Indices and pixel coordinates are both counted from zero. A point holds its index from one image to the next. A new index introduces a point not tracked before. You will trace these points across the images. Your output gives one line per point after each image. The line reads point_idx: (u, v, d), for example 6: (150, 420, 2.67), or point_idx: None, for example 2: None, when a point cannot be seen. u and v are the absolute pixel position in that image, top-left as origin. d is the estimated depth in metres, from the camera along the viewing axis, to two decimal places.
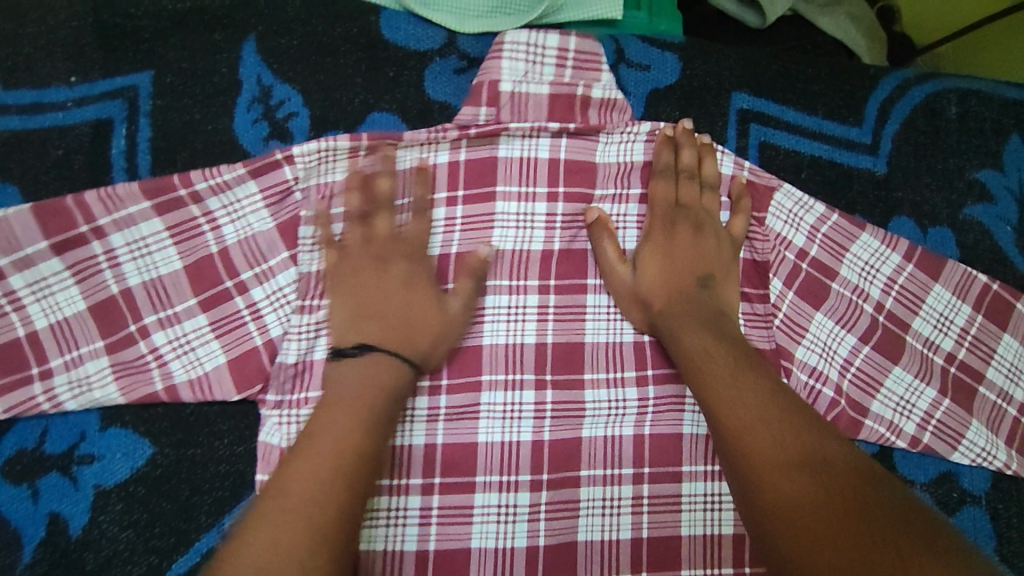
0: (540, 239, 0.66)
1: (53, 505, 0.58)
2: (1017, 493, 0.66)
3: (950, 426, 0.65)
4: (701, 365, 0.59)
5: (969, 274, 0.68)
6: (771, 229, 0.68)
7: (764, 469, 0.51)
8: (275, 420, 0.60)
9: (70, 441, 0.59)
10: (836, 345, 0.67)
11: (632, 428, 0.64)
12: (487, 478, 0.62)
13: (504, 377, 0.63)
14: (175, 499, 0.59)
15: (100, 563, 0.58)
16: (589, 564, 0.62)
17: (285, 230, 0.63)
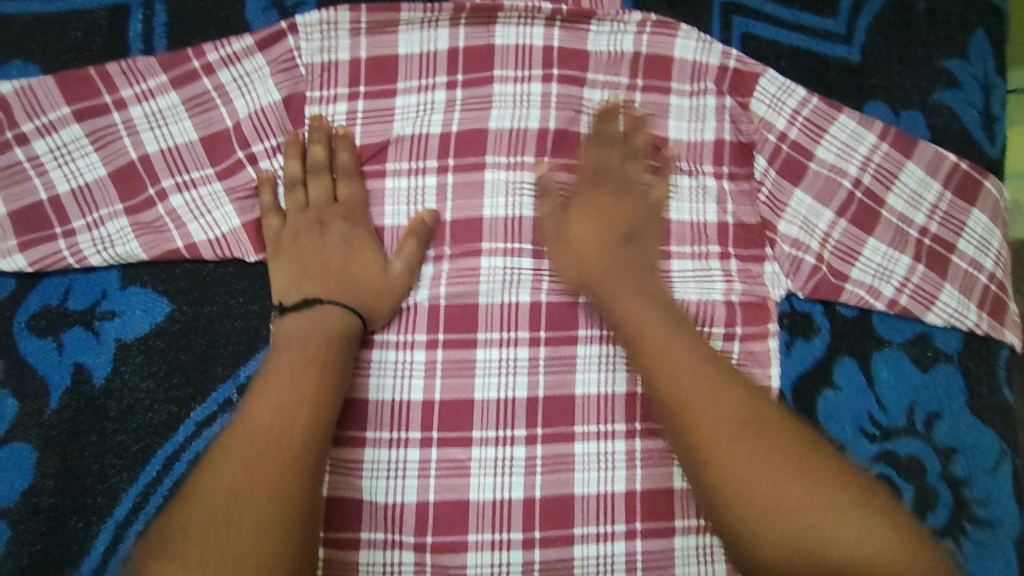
0: (537, 116, 0.69)
1: (78, 356, 0.61)
2: (983, 351, 0.70)
3: (925, 289, 0.70)
4: (630, 313, 0.61)
5: (939, 153, 0.73)
6: (754, 113, 0.72)
7: (694, 412, 0.55)
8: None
9: (92, 298, 0.62)
10: (815, 221, 0.71)
11: None
12: (488, 335, 0.66)
13: (502, 245, 0.67)
14: (192, 352, 0.62)
15: (123, 409, 0.60)
16: (587, 415, 0.65)
17: (291, 106, 0.67)
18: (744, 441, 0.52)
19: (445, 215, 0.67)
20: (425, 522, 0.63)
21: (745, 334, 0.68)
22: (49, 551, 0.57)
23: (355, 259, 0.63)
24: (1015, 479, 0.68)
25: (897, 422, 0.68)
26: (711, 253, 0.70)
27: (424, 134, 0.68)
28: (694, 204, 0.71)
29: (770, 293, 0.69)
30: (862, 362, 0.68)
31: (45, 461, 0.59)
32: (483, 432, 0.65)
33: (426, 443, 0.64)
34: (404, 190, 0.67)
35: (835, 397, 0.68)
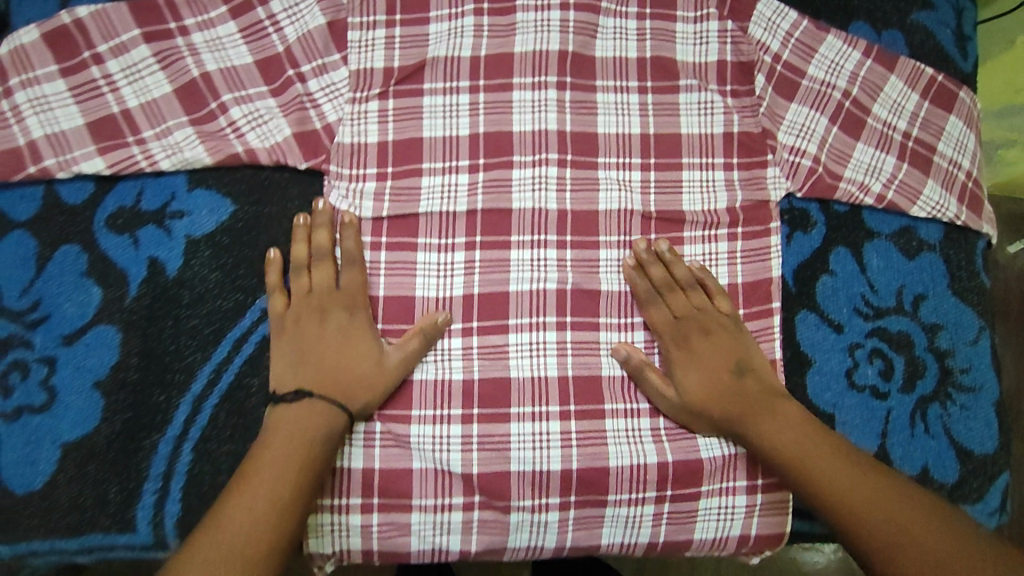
0: (557, 40, 0.76)
1: (152, 251, 0.67)
2: (963, 240, 0.78)
3: (910, 184, 0.78)
4: (753, 406, 0.68)
5: (918, 68, 0.81)
6: (753, 36, 0.79)
7: (807, 468, 0.64)
8: (343, 189, 0.70)
9: (163, 199, 0.68)
10: (812, 125, 0.78)
11: (640, 204, 0.74)
12: (521, 238, 0.71)
13: (530, 158, 0.73)
14: (255, 246, 0.68)
15: (195, 297, 0.67)
16: (611, 309, 0.71)
17: (336, 33, 0.73)
18: (865, 503, 0.62)
19: (477, 129, 0.73)
20: (471, 396, 0.69)
21: (746, 233, 0.75)
22: (136, 420, 0.64)
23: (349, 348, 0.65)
24: (991, 351, 0.76)
25: (887, 302, 0.75)
26: (716, 164, 0.76)
27: (456, 56, 0.74)
28: (701, 119, 0.77)
29: (772, 196, 0.76)
30: (855, 251, 0.76)
31: (129, 342, 0.65)
32: (519, 319, 0.70)
33: (468, 332, 0.70)
34: (439, 106, 0.73)
35: (832, 281, 0.75)
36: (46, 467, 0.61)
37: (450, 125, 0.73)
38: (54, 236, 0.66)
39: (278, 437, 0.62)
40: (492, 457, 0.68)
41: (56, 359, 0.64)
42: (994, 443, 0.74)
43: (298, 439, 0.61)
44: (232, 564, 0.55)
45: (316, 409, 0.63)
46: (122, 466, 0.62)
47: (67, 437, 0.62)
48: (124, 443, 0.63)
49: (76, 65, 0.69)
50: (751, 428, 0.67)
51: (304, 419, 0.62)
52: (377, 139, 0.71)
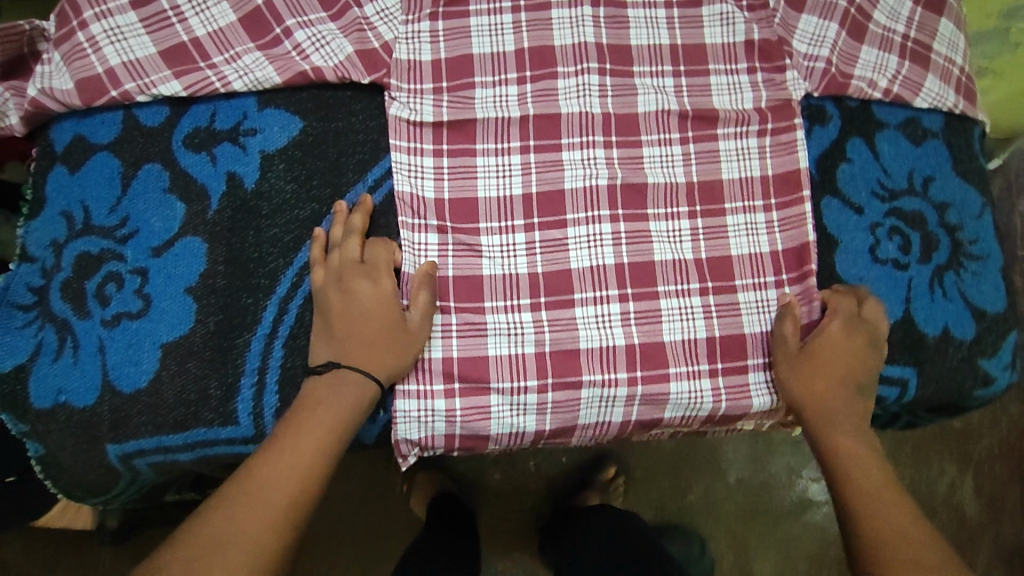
0: None
1: (229, 166, 0.71)
2: (962, 127, 0.87)
3: (912, 79, 0.85)
4: (838, 418, 0.73)
5: None
6: None
7: (852, 473, 0.70)
8: (403, 99, 0.75)
9: (235, 119, 0.72)
10: (824, 33, 0.84)
11: (676, 103, 0.81)
12: (570, 140, 0.77)
13: (573, 68, 0.79)
14: (325, 159, 0.73)
15: (273, 207, 0.71)
16: (657, 199, 0.78)
17: None
18: (883, 508, 0.66)
19: (522, 44, 0.78)
20: (538, 286, 0.74)
21: (777, 129, 0.82)
22: (229, 321, 0.67)
23: (371, 315, 0.67)
24: (994, 225, 0.85)
25: (900, 185, 0.83)
26: (741, 69, 0.83)
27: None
28: (724, 30, 0.83)
29: (792, 95, 0.82)
30: (868, 140, 0.83)
31: (215, 250, 0.69)
32: (575, 215, 0.76)
33: (530, 229, 0.75)
34: (486, 25, 0.78)
35: (850, 168, 0.82)
36: (149, 366, 0.65)
37: (496, 42, 0.78)
38: (136, 155, 0.69)
39: (314, 410, 0.64)
40: (562, 337, 0.74)
41: (148, 269, 0.67)
42: (1003, 304, 0.82)
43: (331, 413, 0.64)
44: (262, 512, 0.57)
45: (348, 384, 0.65)
46: (219, 364, 0.66)
47: (167, 337, 0.66)
48: (220, 341, 0.67)
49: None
50: (827, 432, 0.73)
51: (339, 397, 0.65)
52: (431, 57, 0.76)
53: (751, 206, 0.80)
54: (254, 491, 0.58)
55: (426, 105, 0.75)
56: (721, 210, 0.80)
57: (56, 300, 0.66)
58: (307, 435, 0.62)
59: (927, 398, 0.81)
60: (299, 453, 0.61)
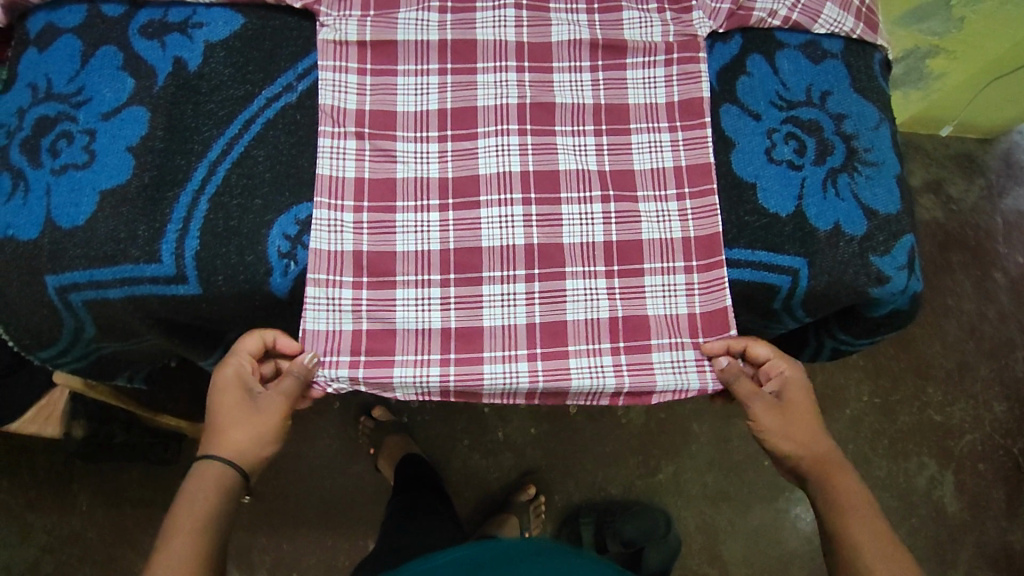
0: None
1: (177, 52, 0.81)
2: (861, 51, 0.92)
3: (811, 6, 0.91)
4: (829, 463, 0.83)
5: None
6: None
7: (827, 486, 0.81)
8: (331, 23, 0.83)
9: (186, 15, 0.82)
10: None
11: (587, 32, 0.87)
12: (485, 65, 0.85)
13: (492, 3, 0.86)
14: (261, 50, 0.82)
15: (213, 86, 0.80)
16: (564, 117, 0.85)
17: None
18: (853, 513, 0.78)
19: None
20: (447, 188, 0.82)
21: (682, 59, 0.87)
22: (161, 177, 0.76)
23: (223, 409, 0.79)
24: (891, 137, 0.89)
25: (799, 97, 0.89)
26: (652, 9, 0.89)
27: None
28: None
29: (697, 32, 0.88)
30: (768, 58, 0.90)
31: (156, 118, 0.78)
32: (485, 128, 0.83)
33: (443, 139, 0.83)
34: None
35: (750, 81, 0.89)
36: (88, 207, 0.73)
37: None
38: (96, 38, 0.80)
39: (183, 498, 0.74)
40: (466, 236, 0.81)
41: (96, 130, 0.76)
42: (897, 207, 0.86)
43: (202, 498, 0.74)
44: (218, 503, 0.75)
45: (212, 470, 0.77)
46: (149, 211, 0.74)
47: (105, 185, 0.74)
48: (152, 193, 0.75)
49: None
50: (828, 479, 0.82)
51: (203, 486, 0.75)
52: None
53: (654, 128, 0.86)
54: (211, 492, 0.75)
55: (351, 25, 0.83)
56: (627, 130, 0.86)
57: (15, 152, 0.76)
58: (180, 530, 0.72)
59: (821, 292, 0.84)
60: (224, 471, 0.77)
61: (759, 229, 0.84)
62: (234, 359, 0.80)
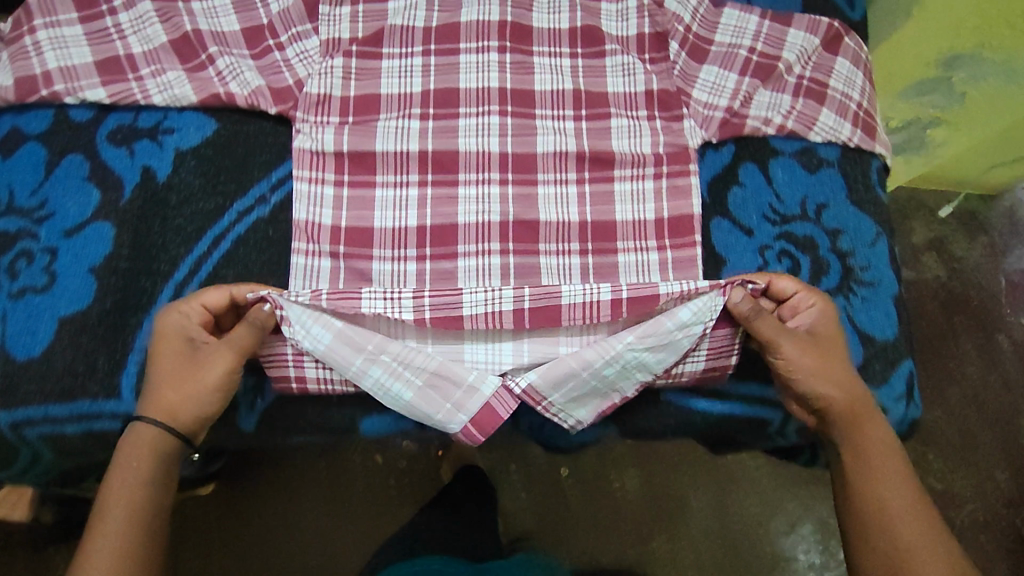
0: (496, 13, 0.87)
1: (146, 160, 0.78)
2: (859, 159, 0.89)
3: (807, 113, 0.88)
4: (860, 406, 0.73)
5: (815, 19, 0.90)
6: (666, 10, 0.88)
7: (865, 445, 0.72)
8: (307, 130, 0.79)
9: (156, 119, 0.79)
10: (723, 82, 0.86)
11: (573, 143, 0.84)
12: (467, 176, 0.81)
13: (475, 110, 0.83)
14: (234, 158, 0.79)
15: (182, 198, 0.77)
16: (549, 234, 0.81)
17: (308, 6, 0.83)
18: (891, 489, 0.69)
19: (428, 86, 0.84)
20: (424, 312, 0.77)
21: (671, 172, 0.84)
22: (125, 301, 0.73)
23: (178, 344, 0.68)
24: (889, 252, 0.86)
25: (792, 210, 0.86)
26: (641, 116, 0.86)
27: (411, 26, 0.85)
28: (626, 79, 0.87)
29: (690, 142, 0.85)
30: (761, 166, 0.87)
31: (122, 235, 0.75)
32: (465, 247, 0.80)
33: (422, 259, 0.79)
34: (396, 67, 0.84)
35: (742, 192, 0.86)
36: (45, 336, 0.70)
37: (404, 84, 0.84)
38: (62, 145, 0.76)
39: (113, 468, 0.65)
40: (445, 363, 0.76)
41: (57, 248, 0.73)
42: (893, 331, 0.83)
43: (132, 496, 0.64)
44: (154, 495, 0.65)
45: (146, 434, 0.66)
46: (110, 340, 0.72)
47: (64, 312, 0.71)
48: (114, 320, 0.72)
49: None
50: (859, 430, 0.72)
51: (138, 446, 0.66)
52: (342, 95, 0.82)
53: (642, 249, 0.82)
54: (141, 486, 0.65)
55: (327, 133, 0.80)
56: (613, 251, 0.82)
57: None
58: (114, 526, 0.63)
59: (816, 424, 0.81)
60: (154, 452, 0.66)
61: (749, 357, 0.81)
62: (176, 309, 0.69)
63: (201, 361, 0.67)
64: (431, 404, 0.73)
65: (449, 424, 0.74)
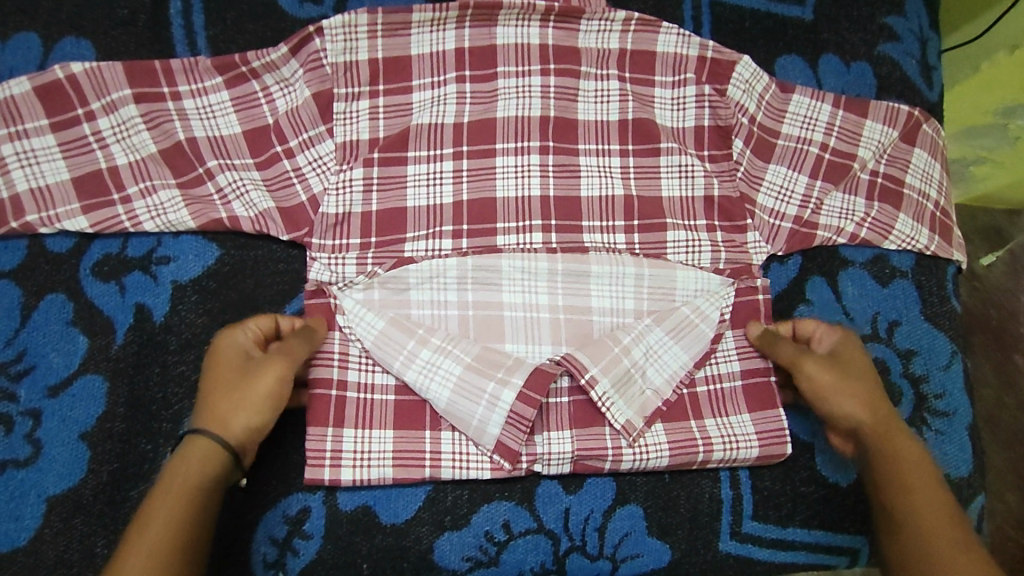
0: (538, 105, 0.74)
1: (139, 297, 0.68)
2: (935, 267, 0.80)
3: (883, 219, 0.77)
4: (890, 433, 0.63)
5: (893, 108, 0.79)
6: (731, 99, 0.76)
7: (897, 455, 0.61)
8: (325, 260, 0.70)
9: (149, 245, 0.70)
10: (792, 186, 0.76)
11: (629, 264, 0.72)
12: (513, 309, 0.71)
13: (515, 225, 0.72)
14: (241, 290, 0.70)
15: (182, 342, 0.68)
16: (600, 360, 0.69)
17: (321, 104, 0.72)
18: (930, 514, 0.58)
19: (461, 197, 0.72)
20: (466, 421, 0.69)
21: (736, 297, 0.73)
22: (123, 471, 0.65)
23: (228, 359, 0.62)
24: (964, 375, 0.78)
25: (863, 329, 0.77)
26: (699, 227, 0.75)
27: (439, 123, 0.73)
28: (682, 182, 0.75)
29: (753, 260, 0.74)
30: (830, 280, 0.78)
31: (115, 390, 0.66)
32: None
33: None
34: (423, 174, 0.73)
35: (809, 310, 0.77)
36: (32, 521, 0.63)
37: (434, 194, 0.72)
38: (40, 285, 0.68)
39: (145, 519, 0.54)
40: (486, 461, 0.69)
41: (42, 411, 0.65)
42: (969, 467, 0.76)
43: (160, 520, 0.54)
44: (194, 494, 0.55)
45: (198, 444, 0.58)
46: (108, 519, 0.64)
47: (53, 490, 0.63)
48: (111, 494, 0.64)
49: (53, 87, 0.68)
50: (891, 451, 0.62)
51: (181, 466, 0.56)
52: (362, 211, 0.71)
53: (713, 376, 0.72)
54: (176, 510, 0.55)
55: (349, 266, 0.70)
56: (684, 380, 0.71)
57: None
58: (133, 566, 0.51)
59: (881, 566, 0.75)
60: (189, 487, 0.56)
61: (816, 503, 0.73)
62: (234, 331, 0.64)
63: (255, 373, 0.61)
64: (469, 408, 0.67)
65: (482, 438, 0.68)
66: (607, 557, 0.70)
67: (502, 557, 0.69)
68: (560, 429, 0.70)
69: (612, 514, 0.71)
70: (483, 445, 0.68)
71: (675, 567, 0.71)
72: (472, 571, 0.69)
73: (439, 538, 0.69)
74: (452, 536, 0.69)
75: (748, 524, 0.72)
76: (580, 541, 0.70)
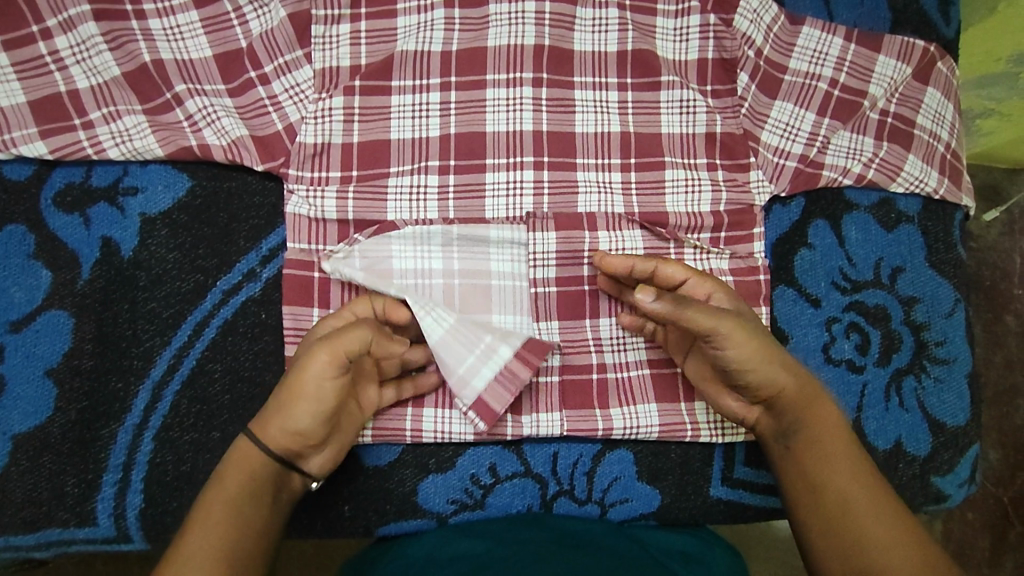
0: (532, 33, 0.70)
1: (105, 231, 0.65)
2: (944, 212, 0.76)
3: (892, 161, 0.74)
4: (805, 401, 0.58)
5: (908, 42, 0.75)
6: (737, 29, 0.71)
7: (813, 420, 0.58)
8: (303, 192, 0.66)
9: (115, 175, 0.65)
10: (798, 123, 0.72)
11: (621, 207, 0.69)
12: (500, 253, 0.67)
13: (505, 160, 0.68)
14: (214, 225, 0.66)
15: (152, 279, 0.64)
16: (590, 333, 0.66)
17: (298, 25, 0.67)
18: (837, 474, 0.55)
19: (449, 130, 0.68)
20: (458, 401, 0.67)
21: (729, 238, 0.70)
22: (93, 409, 0.62)
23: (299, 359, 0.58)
24: (966, 323, 0.76)
25: (865, 276, 0.75)
26: (699, 165, 0.71)
27: (426, 51, 0.69)
28: (683, 118, 0.71)
29: (755, 201, 0.71)
30: (834, 223, 0.75)
31: (83, 327, 0.63)
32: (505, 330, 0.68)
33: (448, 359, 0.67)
34: (408, 105, 0.68)
35: (810, 255, 0.74)
36: None
37: (419, 127, 0.68)
38: None
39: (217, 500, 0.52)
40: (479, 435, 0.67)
41: (4, 346, 0.62)
42: (966, 416, 0.74)
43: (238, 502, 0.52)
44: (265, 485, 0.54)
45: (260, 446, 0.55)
46: (78, 458, 0.61)
47: (19, 429, 0.61)
48: (80, 433, 0.61)
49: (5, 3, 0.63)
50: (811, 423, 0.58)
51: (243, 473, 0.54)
52: (343, 143, 0.67)
53: None
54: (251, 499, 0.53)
55: (328, 200, 0.66)
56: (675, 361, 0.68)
57: None
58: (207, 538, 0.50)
59: None
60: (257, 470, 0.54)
61: None
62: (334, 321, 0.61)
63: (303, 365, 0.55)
64: (458, 354, 0.63)
65: (463, 392, 0.63)
66: (595, 501, 0.68)
67: (488, 501, 0.67)
68: (549, 411, 0.67)
69: (602, 458, 0.69)
70: (461, 400, 0.64)
71: (666, 512, 0.69)
72: (457, 513, 0.67)
73: (423, 480, 0.67)
74: (437, 478, 0.67)
75: (740, 469, 0.70)
76: (568, 485, 0.68)
